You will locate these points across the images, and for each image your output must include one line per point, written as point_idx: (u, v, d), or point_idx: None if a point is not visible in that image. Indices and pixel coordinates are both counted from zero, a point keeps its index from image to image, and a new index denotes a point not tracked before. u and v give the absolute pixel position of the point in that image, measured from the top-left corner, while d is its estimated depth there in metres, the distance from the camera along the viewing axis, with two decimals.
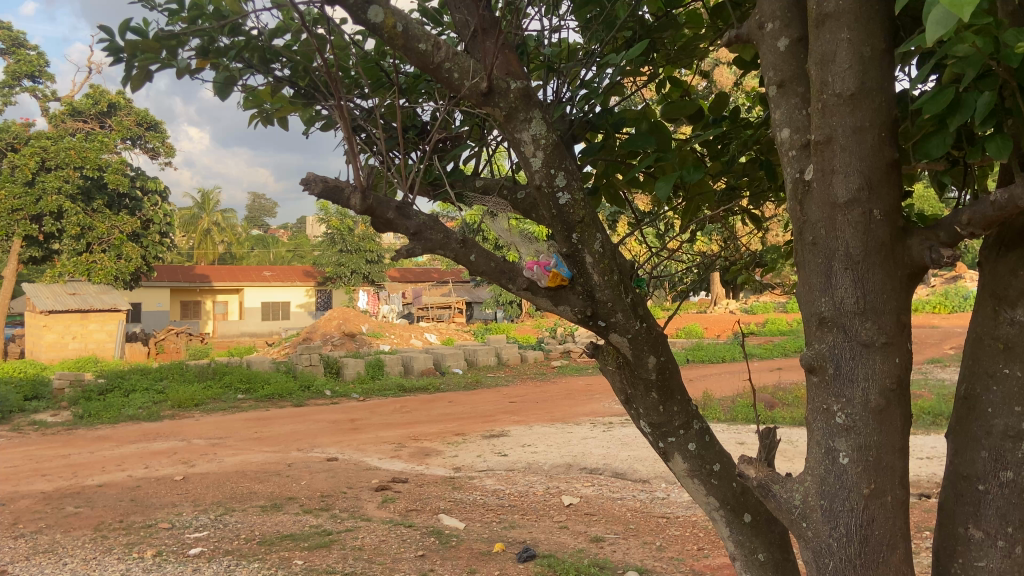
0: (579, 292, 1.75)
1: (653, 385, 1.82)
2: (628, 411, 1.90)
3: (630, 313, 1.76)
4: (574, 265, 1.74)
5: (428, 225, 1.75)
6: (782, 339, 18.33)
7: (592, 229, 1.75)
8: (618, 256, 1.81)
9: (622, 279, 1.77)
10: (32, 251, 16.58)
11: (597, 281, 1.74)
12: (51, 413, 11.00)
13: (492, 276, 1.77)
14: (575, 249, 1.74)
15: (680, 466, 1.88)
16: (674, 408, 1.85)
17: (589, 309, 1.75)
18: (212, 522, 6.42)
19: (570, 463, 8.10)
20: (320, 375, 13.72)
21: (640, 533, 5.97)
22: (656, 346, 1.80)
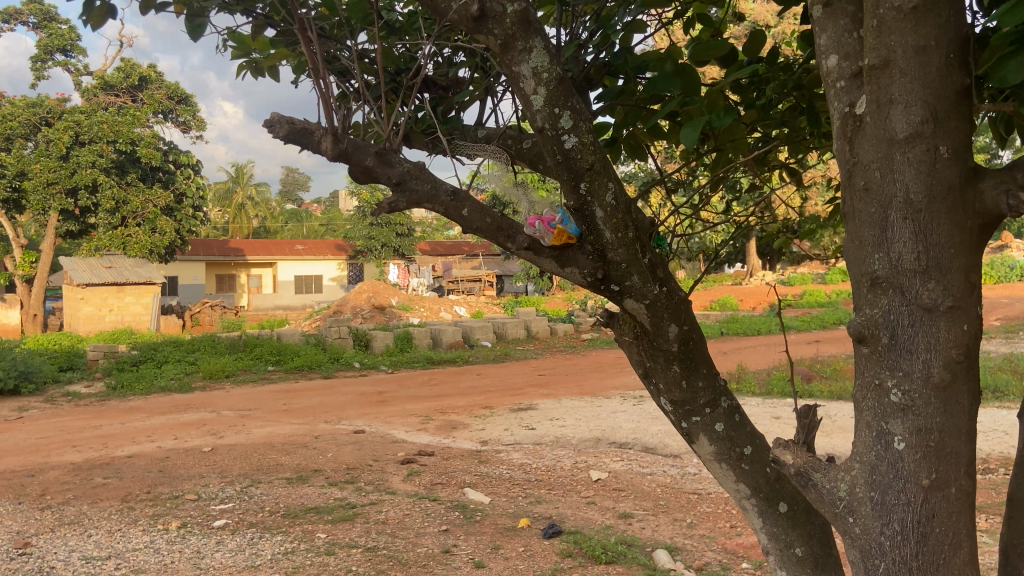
0: (589, 254, 1.58)
1: (675, 358, 1.63)
2: (648, 387, 1.72)
3: (649, 277, 1.57)
4: (581, 221, 1.57)
5: (416, 176, 1.69)
6: (820, 312, 17.87)
7: (604, 176, 1.56)
8: (634, 211, 1.61)
9: (642, 237, 1.58)
10: (68, 226, 16.77)
11: (612, 240, 1.56)
12: (86, 383, 11.17)
13: (489, 233, 1.66)
14: (584, 201, 1.56)
15: (706, 448, 1.70)
16: (699, 383, 1.67)
17: (601, 270, 1.57)
18: (238, 494, 6.39)
19: (599, 436, 7.94)
20: (350, 347, 13.71)
21: (669, 509, 5.79)
22: (680, 314, 1.61)
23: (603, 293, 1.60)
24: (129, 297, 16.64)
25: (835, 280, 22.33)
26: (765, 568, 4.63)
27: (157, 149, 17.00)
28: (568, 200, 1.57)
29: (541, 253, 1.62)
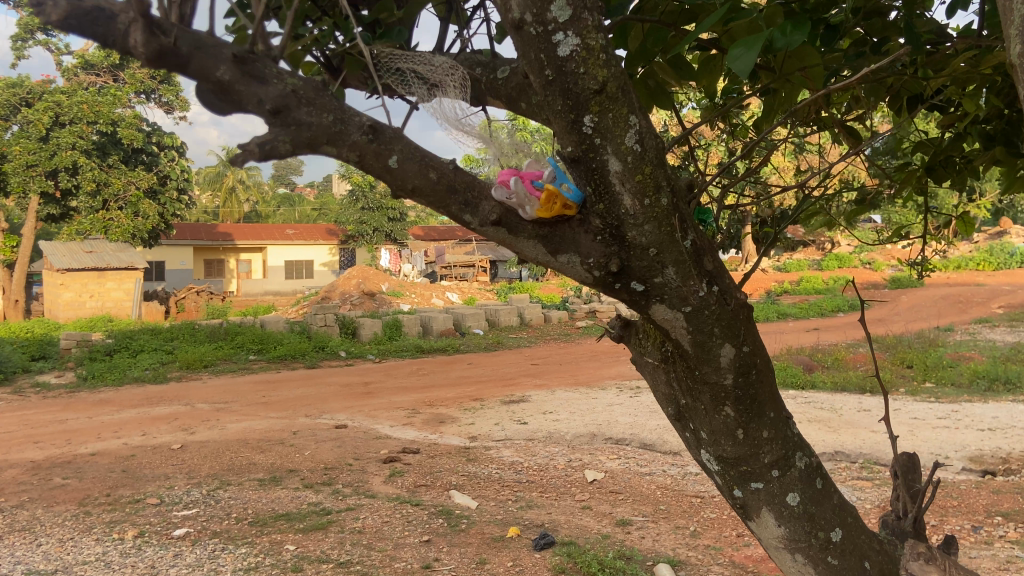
0: (599, 238, 1.34)
1: (729, 397, 1.40)
2: (689, 435, 1.50)
3: (685, 264, 1.32)
4: (590, 178, 1.33)
5: (309, 107, 1.36)
6: (818, 299, 17.26)
7: (620, 113, 1.30)
8: (664, 168, 1.34)
9: (675, 206, 1.33)
10: (49, 209, 16.02)
11: (631, 206, 1.31)
12: (56, 374, 10.65)
13: (430, 194, 1.38)
14: (588, 146, 1.31)
15: (773, 530, 1.50)
16: (761, 435, 1.44)
17: (620, 255, 1.32)
18: (204, 498, 5.88)
19: (594, 432, 7.44)
20: (336, 335, 13.19)
21: (671, 515, 5.29)
22: (734, 330, 1.37)
23: (627, 295, 1.36)
24: (109, 282, 16.08)
25: (832, 267, 21.70)
26: None
27: (139, 130, 16.30)
28: (569, 147, 1.33)
29: (541, 245, 1.38)
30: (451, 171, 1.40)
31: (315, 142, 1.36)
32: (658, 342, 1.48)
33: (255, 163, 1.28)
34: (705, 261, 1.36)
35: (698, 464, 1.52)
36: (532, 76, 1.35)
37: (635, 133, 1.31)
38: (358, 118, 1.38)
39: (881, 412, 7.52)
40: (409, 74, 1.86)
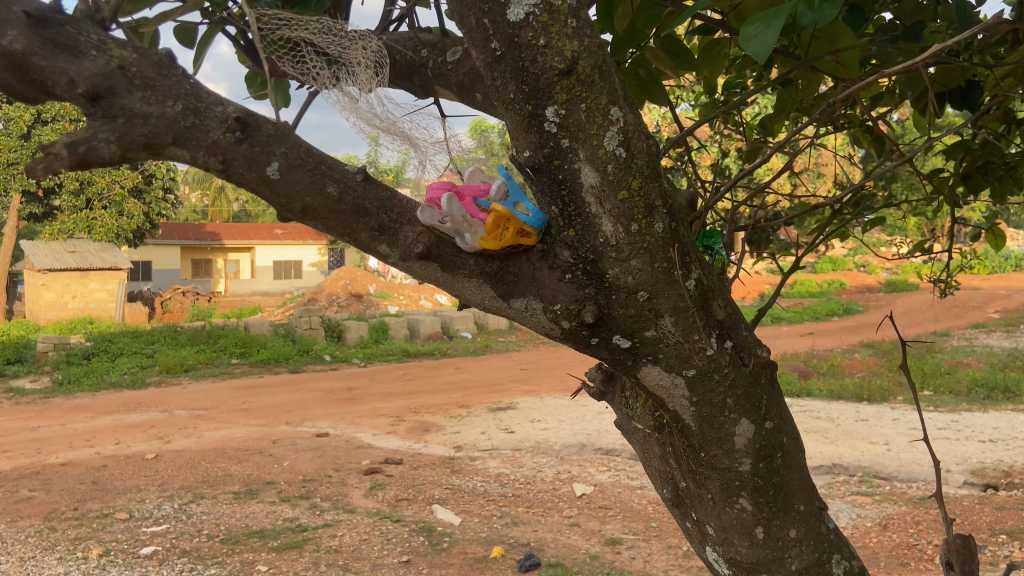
0: (568, 277, 1.19)
1: (745, 483, 1.25)
2: (696, 530, 1.34)
3: (687, 315, 1.17)
4: (558, 195, 1.18)
5: (144, 94, 1.19)
6: (811, 302, 17.03)
7: (592, 99, 1.15)
8: (655, 181, 1.18)
9: (673, 234, 1.17)
10: (31, 208, 15.63)
11: (612, 232, 1.16)
12: (32, 378, 10.34)
13: (330, 212, 1.23)
14: (551, 150, 1.17)
15: None
16: (789, 533, 1.27)
17: (598, 298, 1.17)
18: (175, 513, 5.61)
19: (584, 442, 7.20)
20: (321, 338, 12.92)
21: (663, 534, 5.06)
22: (753, 404, 1.23)
23: (618, 353, 1.20)
24: (92, 283, 15.74)
25: (826, 269, 21.50)
26: None
27: None
28: (527, 151, 1.19)
29: (492, 287, 1.23)
30: (360, 189, 1.25)
31: (157, 142, 1.19)
32: (651, 407, 1.35)
33: (63, 169, 1.11)
34: (716, 310, 1.20)
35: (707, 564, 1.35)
36: (476, 51, 1.20)
37: (617, 135, 1.15)
38: (221, 109, 1.22)
39: (878, 422, 7.30)
40: (306, 47, 1.73)
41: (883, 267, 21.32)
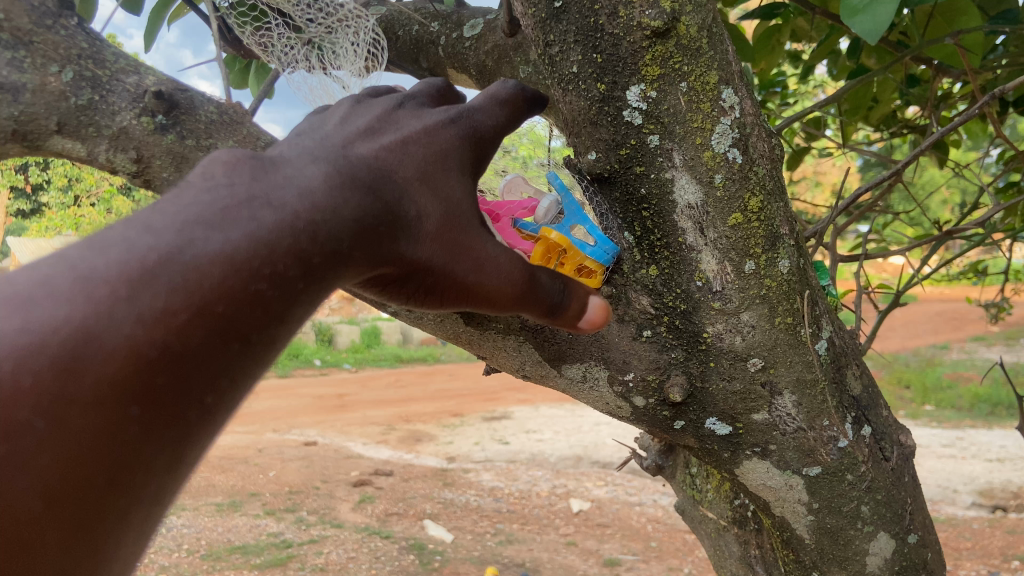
0: (648, 335, 1.08)
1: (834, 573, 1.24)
2: None
3: (813, 393, 1.08)
4: (639, 215, 1.03)
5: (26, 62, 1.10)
6: None
7: (696, 73, 0.94)
8: (771, 205, 1.02)
9: (798, 279, 1.06)
10: (20, 205, 14.27)
11: (713, 272, 1.03)
12: None
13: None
14: (630, 145, 0.99)
15: None
16: None
17: (689, 365, 1.08)
18: (155, 525, 5.38)
19: (580, 455, 7.01)
20: (312, 342, 12.68)
21: (663, 554, 4.89)
22: (888, 511, 1.18)
23: (715, 441, 1.15)
24: None
25: None
26: None
27: None
28: (593, 155, 1.03)
29: (535, 349, 1.10)
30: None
31: (38, 131, 1.11)
32: (727, 498, 1.41)
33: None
34: (849, 384, 1.14)
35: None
36: (527, 25, 1.02)
37: (730, 131, 0.97)
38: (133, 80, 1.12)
39: None
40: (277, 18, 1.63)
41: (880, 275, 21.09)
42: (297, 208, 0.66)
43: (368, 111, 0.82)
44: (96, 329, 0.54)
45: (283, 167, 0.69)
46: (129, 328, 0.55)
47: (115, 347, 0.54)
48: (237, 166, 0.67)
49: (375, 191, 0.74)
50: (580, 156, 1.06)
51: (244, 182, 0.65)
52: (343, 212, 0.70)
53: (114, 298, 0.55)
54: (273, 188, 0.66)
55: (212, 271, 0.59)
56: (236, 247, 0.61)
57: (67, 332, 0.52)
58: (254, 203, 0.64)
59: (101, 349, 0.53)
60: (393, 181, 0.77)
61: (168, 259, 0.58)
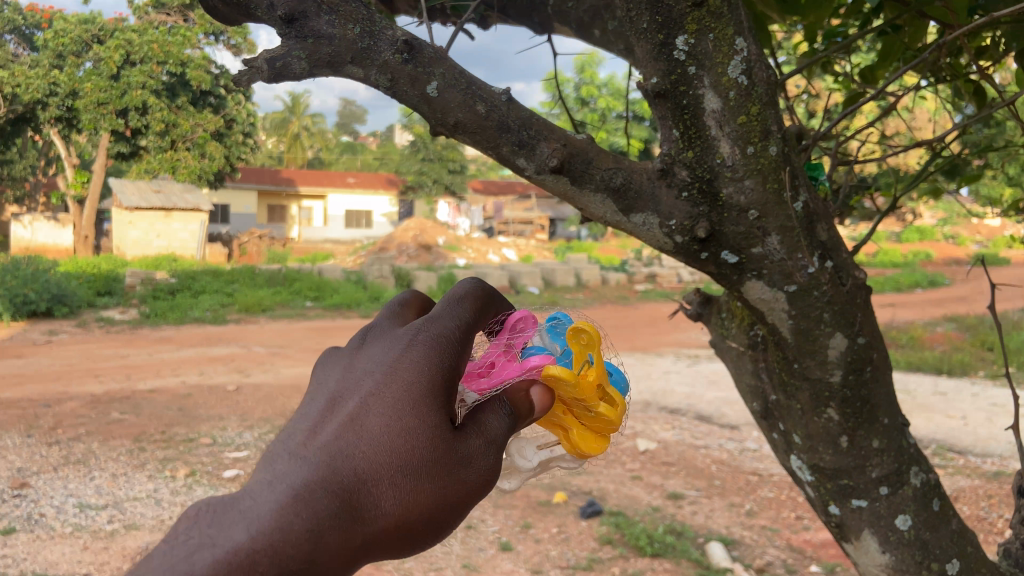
0: (684, 194, 1.23)
1: (835, 398, 1.33)
2: (780, 442, 1.46)
3: (792, 234, 1.23)
4: (680, 119, 1.22)
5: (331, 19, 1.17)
6: (893, 271, 16.30)
7: (718, 29, 1.20)
8: (770, 107, 1.22)
9: (784, 158, 1.22)
10: (119, 147, 14.24)
11: (728, 153, 1.21)
12: (121, 310, 11.03)
13: (477, 129, 1.20)
14: (676, 75, 1.22)
15: (877, 554, 1.41)
16: (871, 445, 1.36)
17: (711, 216, 1.22)
18: (255, 442, 5.87)
19: (649, 400, 7.22)
20: (391, 287, 13.20)
21: (726, 492, 5.10)
22: (847, 320, 1.29)
23: (728, 271, 1.27)
24: (175, 223, 16.21)
25: (911, 239, 20.05)
26: None
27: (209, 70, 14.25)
28: (654, 78, 1.23)
29: (614, 201, 1.25)
30: (505, 107, 1.20)
31: None
32: (745, 328, 1.49)
33: (263, 85, 1.12)
34: (818, 233, 1.27)
35: (789, 473, 1.46)
36: None
37: (740, 63, 1.20)
38: (391, 33, 1.19)
39: (956, 397, 7.11)
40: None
41: (972, 238, 20.19)
42: (245, 544, 0.66)
43: (337, 378, 0.83)
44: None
45: (239, 495, 0.71)
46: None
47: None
48: (193, 516, 0.69)
49: (328, 483, 0.72)
50: (641, 84, 1.26)
51: (196, 533, 0.67)
52: (293, 529, 0.68)
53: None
54: (218, 531, 0.67)
55: None
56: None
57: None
58: (198, 552, 0.64)
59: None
60: (354, 457, 0.74)
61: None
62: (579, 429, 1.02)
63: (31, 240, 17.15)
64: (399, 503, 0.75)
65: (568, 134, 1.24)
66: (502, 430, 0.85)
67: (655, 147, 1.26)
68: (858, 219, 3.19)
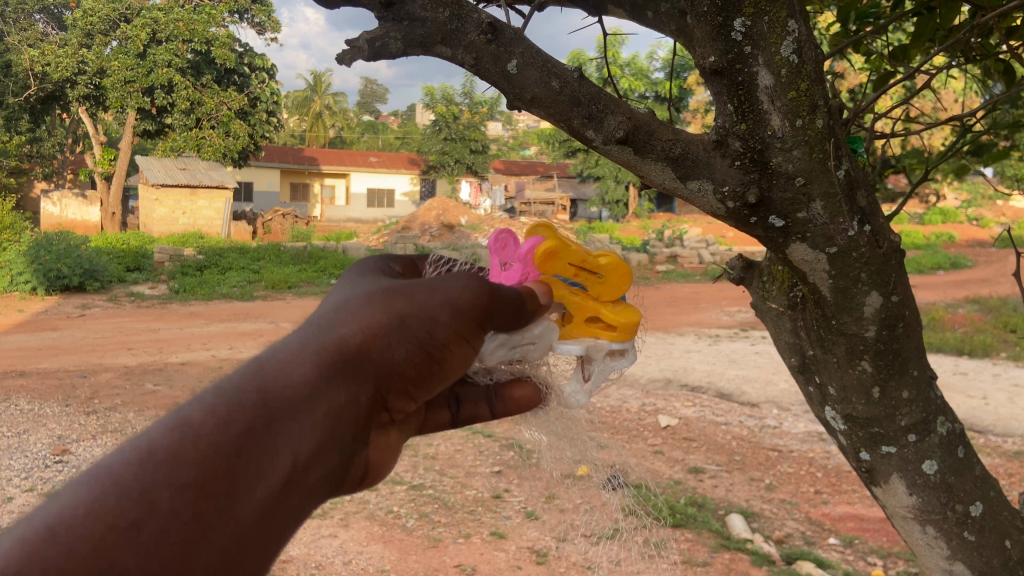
0: (737, 163, 1.30)
1: (869, 350, 1.41)
2: (814, 393, 1.54)
3: (835, 201, 1.30)
4: (735, 94, 1.28)
5: (425, 4, 1.37)
6: (915, 252, 16.19)
7: (774, 11, 1.25)
8: (819, 80, 1.28)
9: (831, 130, 1.28)
10: (145, 125, 14.40)
11: (779, 126, 1.26)
12: (150, 285, 11.25)
13: (552, 102, 1.34)
14: (733, 54, 1.27)
15: (904, 499, 1.50)
16: (901, 395, 1.44)
17: (762, 183, 1.29)
18: None
19: (670, 378, 7.29)
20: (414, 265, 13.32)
21: (746, 466, 5.17)
22: (883, 279, 1.37)
23: (774, 233, 1.34)
24: (201, 200, 16.39)
25: (936, 221, 19.83)
26: (857, 548, 4.02)
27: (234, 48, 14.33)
28: (711, 57, 1.28)
29: (672, 169, 1.34)
30: (578, 83, 1.35)
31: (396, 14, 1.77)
32: (786, 290, 1.55)
33: (363, 60, 1.34)
34: (858, 199, 1.34)
35: (823, 423, 1.54)
36: None
37: (792, 43, 1.25)
38: (477, 16, 1.37)
39: (978, 378, 7.10)
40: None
41: (999, 220, 19.90)
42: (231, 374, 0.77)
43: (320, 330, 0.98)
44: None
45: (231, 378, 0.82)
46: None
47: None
48: None
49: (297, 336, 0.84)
50: (700, 59, 1.31)
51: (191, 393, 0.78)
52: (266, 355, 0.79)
53: (79, 544, 0.59)
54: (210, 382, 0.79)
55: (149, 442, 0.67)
56: (163, 435, 0.67)
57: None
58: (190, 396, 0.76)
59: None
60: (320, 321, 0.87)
61: (99, 477, 0.63)
62: (603, 303, 1.25)
63: (60, 217, 17.39)
64: (367, 325, 0.84)
65: (632, 108, 1.36)
66: (467, 286, 0.94)
67: (710, 120, 1.32)
68: (883, 200, 3.20)
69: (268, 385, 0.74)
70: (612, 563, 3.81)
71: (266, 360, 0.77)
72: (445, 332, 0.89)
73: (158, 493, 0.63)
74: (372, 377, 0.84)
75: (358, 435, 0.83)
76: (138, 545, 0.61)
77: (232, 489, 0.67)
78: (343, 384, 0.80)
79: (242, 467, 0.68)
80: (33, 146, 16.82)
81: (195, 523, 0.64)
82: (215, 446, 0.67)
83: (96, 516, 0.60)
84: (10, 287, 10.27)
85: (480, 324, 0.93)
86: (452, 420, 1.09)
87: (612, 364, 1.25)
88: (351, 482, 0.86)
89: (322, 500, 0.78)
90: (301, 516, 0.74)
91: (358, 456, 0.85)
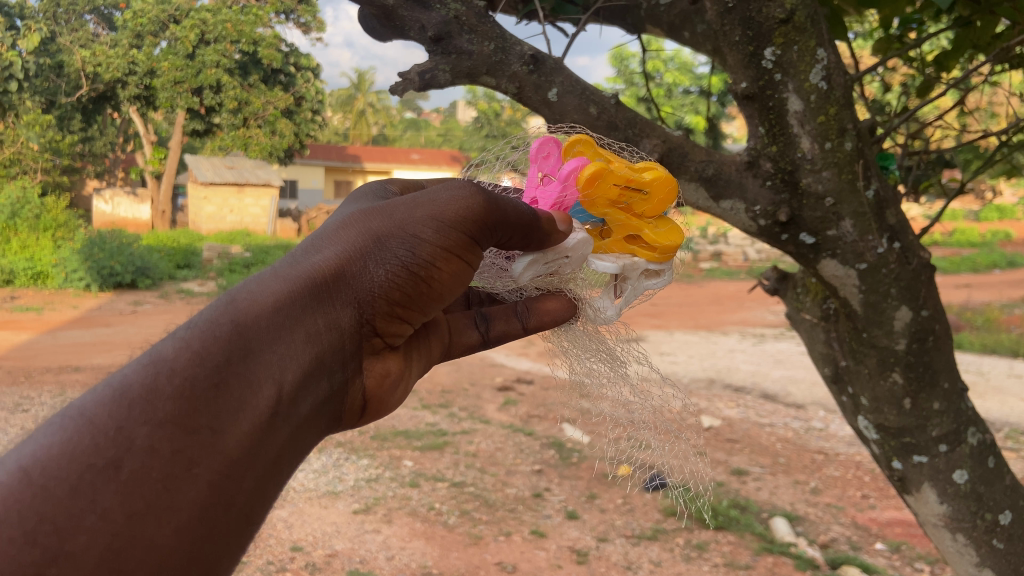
0: (768, 183, 1.39)
1: (900, 361, 1.45)
2: (847, 402, 1.59)
3: (864, 221, 1.36)
4: (766, 118, 1.36)
5: (472, 38, 1.44)
6: (970, 251, 15.71)
7: (805, 43, 1.31)
8: (847, 104, 1.35)
9: (859, 152, 1.35)
10: (194, 125, 14.71)
11: (809, 148, 1.34)
12: (199, 282, 11.55)
13: (589, 127, 1.43)
14: (765, 81, 1.34)
15: (937, 509, 1.55)
16: (932, 407, 1.48)
17: (793, 202, 1.38)
18: None
19: (713, 378, 7.23)
20: None
21: (791, 469, 5.12)
22: (913, 294, 1.42)
23: (803, 248, 1.42)
24: (247, 198, 16.68)
25: (991, 218, 19.23)
26: (904, 554, 3.97)
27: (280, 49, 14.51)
28: (744, 83, 1.37)
29: (707, 189, 1.44)
30: (614, 109, 1.43)
31: None
32: (819, 302, 1.63)
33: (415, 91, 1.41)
34: (887, 217, 1.40)
35: (856, 432, 1.58)
36: None
37: (821, 71, 1.31)
38: (520, 47, 1.46)
39: None
40: None
41: None
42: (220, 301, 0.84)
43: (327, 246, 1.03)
44: (49, 543, 0.65)
45: None
46: (89, 521, 0.66)
47: (79, 553, 0.65)
48: None
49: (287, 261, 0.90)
50: (733, 85, 1.40)
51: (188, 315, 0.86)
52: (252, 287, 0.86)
53: (61, 485, 0.67)
54: None
55: (141, 370, 0.75)
56: (139, 376, 0.74)
57: (16, 527, 0.65)
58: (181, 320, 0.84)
59: (67, 558, 0.65)
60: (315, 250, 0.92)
61: (77, 418, 0.71)
62: (647, 223, 1.25)
63: (112, 214, 17.86)
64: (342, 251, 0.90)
65: (666, 131, 1.44)
66: (452, 197, 0.96)
67: (744, 142, 1.41)
68: (933, 197, 3.18)
69: (241, 317, 0.81)
70: (653, 564, 3.83)
71: (253, 290, 0.84)
72: (428, 250, 0.92)
73: (135, 431, 0.71)
74: (351, 299, 0.89)
75: (343, 355, 0.90)
76: (118, 481, 0.68)
77: (212, 420, 0.74)
78: (321, 303, 0.87)
79: (219, 400, 0.75)
80: (85, 145, 17.25)
81: (178, 456, 0.72)
82: (192, 380, 0.75)
83: (76, 458, 0.68)
84: (64, 283, 10.59)
85: (472, 239, 0.96)
86: (480, 339, 1.20)
87: (647, 283, 1.26)
88: (346, 407, 0.94)
89: (309, 422, 0.86)
90: (289, 443, 0.82)
91: (346, 375, 0.91)
